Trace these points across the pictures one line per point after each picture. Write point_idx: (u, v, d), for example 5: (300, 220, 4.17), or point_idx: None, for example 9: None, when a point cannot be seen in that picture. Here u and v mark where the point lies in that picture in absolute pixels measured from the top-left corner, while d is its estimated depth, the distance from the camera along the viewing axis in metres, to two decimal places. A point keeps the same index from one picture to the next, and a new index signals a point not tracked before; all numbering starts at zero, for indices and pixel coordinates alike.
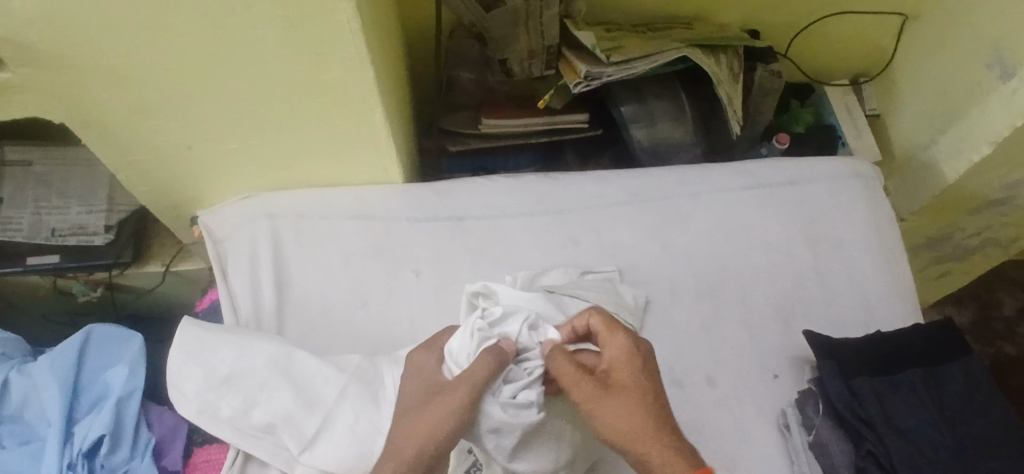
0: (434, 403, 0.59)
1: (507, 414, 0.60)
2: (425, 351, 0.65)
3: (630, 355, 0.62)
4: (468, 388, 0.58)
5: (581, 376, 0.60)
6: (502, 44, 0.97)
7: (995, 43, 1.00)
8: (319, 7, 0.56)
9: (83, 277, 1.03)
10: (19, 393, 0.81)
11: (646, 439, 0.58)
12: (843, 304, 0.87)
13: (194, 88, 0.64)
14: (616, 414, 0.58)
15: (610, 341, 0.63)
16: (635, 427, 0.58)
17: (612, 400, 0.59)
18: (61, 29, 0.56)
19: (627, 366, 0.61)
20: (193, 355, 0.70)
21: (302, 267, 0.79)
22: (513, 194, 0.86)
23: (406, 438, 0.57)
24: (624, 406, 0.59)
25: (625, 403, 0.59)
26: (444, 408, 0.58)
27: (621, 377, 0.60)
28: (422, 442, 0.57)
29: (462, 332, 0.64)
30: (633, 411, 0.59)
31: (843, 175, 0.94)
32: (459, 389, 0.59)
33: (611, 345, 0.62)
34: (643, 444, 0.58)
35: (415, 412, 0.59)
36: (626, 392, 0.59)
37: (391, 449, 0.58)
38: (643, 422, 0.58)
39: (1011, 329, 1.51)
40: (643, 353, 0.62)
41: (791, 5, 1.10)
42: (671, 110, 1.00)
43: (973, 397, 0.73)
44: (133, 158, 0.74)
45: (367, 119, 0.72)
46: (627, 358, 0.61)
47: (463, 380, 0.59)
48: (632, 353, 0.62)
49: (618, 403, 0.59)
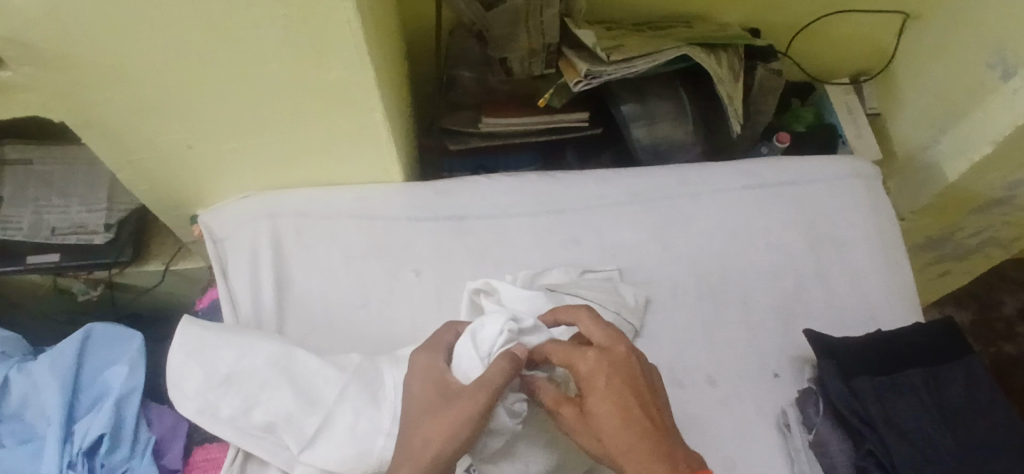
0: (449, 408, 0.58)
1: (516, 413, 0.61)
2: (431, 351, 0.63)
3: (598, 376, 0.60)
4: (485, 394, 0.57)
5: (555, 407, 0.60)
6: (503, 43, 0.97)
7: (997, 42, 1.00)
8: (320, 8, 0.56)
9: (83, 276, 1.03)
10: (20, 392, 0.81)
11: (627, 460, 0.57)
12: (844, 304, 0.87)
13: (195, 88, 0.64)
14: (594, 439, 0.58)
15: (577, 362, 0.61)
16: (616, 448, 0.58)
17: (588, 425, 0.59)
18: (61, 29, 0.56)
19: (598, 386, 0.59)
20: (193, 354, 0.70)
21: (303, 266, 0.79)
22: (514, 194, 0.86)
23: (426, 441, 0.58)
24: (599, 430, 0.58)
25: (603, 424, 0.58)
26: (456, 416, 0.57)
27: (593, 399, 0.59)
28: (442, 444, 0.57)
29: (492, 322, 0.63)
30: (608, 434, 0.58)
31: (845, 174, 0.94)
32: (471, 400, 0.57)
33: (577, 368, 0.61)
34: (630, 462, 0.57)
35: (430, 415, 0.59)
36: (600, 414, 0.59)
37: (410, 451, 0.58)
38: (621, 442, 0.58)
39: (1012, 329, 1.51)
40: (616, 368, 0.61)
41: (792, 4, 1.10)
42: (671, 109, 1.00)
43: (976, 397, 0.72)
44: (133, 157, 0.74)
45: (367, 118, 0.72)
46: (596, 379, 0.60)
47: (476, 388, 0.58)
48: (600, 372, 0.60)
49: (595, 426, 0.59)
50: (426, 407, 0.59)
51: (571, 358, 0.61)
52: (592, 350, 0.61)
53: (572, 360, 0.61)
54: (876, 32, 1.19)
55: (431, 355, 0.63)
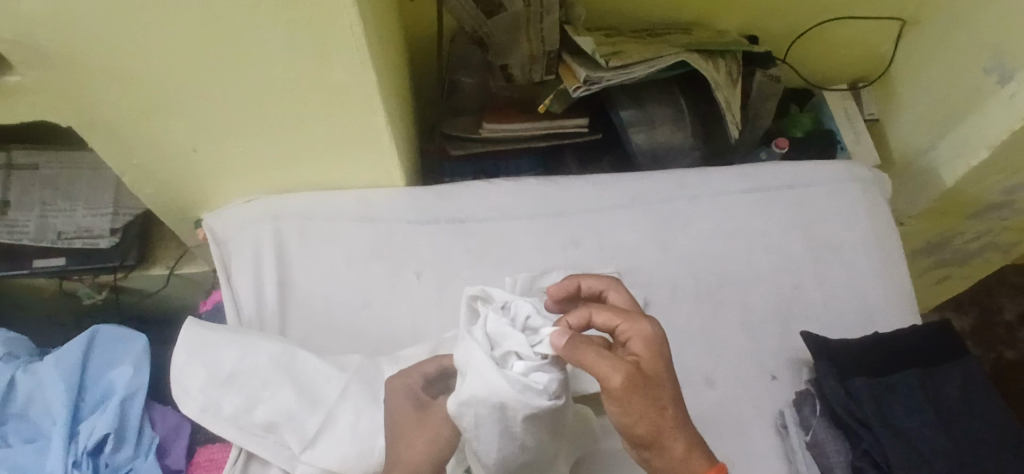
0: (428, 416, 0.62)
1: (519, 394, 0.55)
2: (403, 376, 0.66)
3: (661, 342, 0.58)
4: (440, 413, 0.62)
5: (621, 365, 0.54)
6: (504, 49, 0.99)
7: (994, 47, 1.01)
8: (322, 12, 0.57)
9: (88, 279, 1.04)
10: (27, 391, 0.82)
11: (675, 431, 0.56)
12: (843, 306, 0.87)
13: (199, 90, 0.66)
14: (651, 404, 0.55)
15: (632, 325, 0.58)
16: (664, 419, 0.56)
17: (649, 389, 0.55)
18: (70, 34, 0.58)
19: (662, 353, 0.57)
20: (197, 354, 0.71)
21: (305, 268, 0.80)
22: (514, 197, 0.87)
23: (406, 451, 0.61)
24: (661, 395, 0.56)
25: (658, 392, 0.56)
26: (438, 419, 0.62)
27: (654, 364, 0.56)
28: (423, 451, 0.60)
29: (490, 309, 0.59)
30: (668, 402, 0.56)
31: (842, 178, 0.95)
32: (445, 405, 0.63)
33: (637, 332, 0.57)
34: (669, 435, 0.56)
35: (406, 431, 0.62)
36: (661, 381, 0.56)
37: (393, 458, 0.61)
38: (675, 412, 0.56)
39: (1013, 334, 1.51)
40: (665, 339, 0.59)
41: (790, 10, 1.11)
42: (671, 115, 1.01)
43: (971, 398, 0.73)
44: (139, 161, 0.76)
45: (370, 121, 0.73)
46: (659, 345, 0.57)
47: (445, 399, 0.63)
48: (661, 340, 0.58)
49: (656, 392, 0.55)
50: (405, 416, 0.63)
51: (629, 323, 0.58)
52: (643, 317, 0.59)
53: (626, 325, 0.58)
54: (874, 38, 1.20)
55: (405, 378, 0.66)
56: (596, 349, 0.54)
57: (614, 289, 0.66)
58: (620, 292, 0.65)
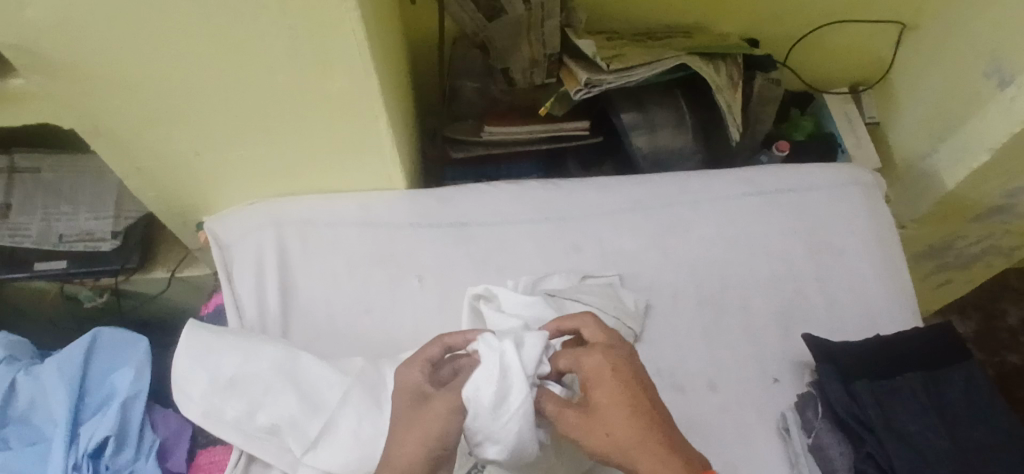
0: (427, 409, 0.58)
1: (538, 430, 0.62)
2: (408, 366, 0.62)
3: (602, 371, 0.60)
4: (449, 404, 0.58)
5: (556, 408, 0.59)
6: (506, 53, 1.00)
7: (994, 51, 1.01)
8: (324, 17, 0.57)
9: (90, 283, 1.04)
10: (28, 395, 0.82)
11: (636, 453, 0.56)
12: (844, 310, 0.87)
13: (201, 95, 0.66)
14: (595, 434, 0.57)
15: (584, 364, 0.61)
16: (619, 443, 0.57)
17: (591, 421, 0.58)
18: (75, 39, 0.58)
19: (605, 380, 0.59)
20: (199, 358, 0.71)
21: (307, 273, 0.80)
22: (516, 201, 0.87)
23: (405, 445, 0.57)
24: (608, 424, 0.57)
25: (604, 421, 0.58)
26: (435, 414, 0.58)
27: (597, 394, 0.59)
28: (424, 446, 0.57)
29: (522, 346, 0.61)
30: (615, 428, 0.57)
31: (843, 183, 0.95)
32: (445, 398, 0.59)
33: (583, 365, 0.61)
34: (632, 458, 0.56)
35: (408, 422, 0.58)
36: (604, 409, 0.58)
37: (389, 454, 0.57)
38: (631, 435, 0.57)
39: (1016, 339, 1.51)
40: (618, 365, 0.60)
41: (791, 14, 1.11)
42: (672, 119, 1.01)
43: (974, 402, 0.73)
44: (141, 165, 0.76)
45: (371, 126, 0.73)
46: (602, 374, 0.60)
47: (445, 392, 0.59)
48: (606, 368, 0.60)
49: (599, 421, 0.58)
50: (404, 412, 0.59)
51: (575, 359, 0.62)
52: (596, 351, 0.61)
53: (577, 365, 0.61)
54: (874, 42, 1.20)
55: (410, 370, 0.62)
56: (543, 398, 0.60)
57: (588, 326, 0.65)
58: (593, 328, 0.65)
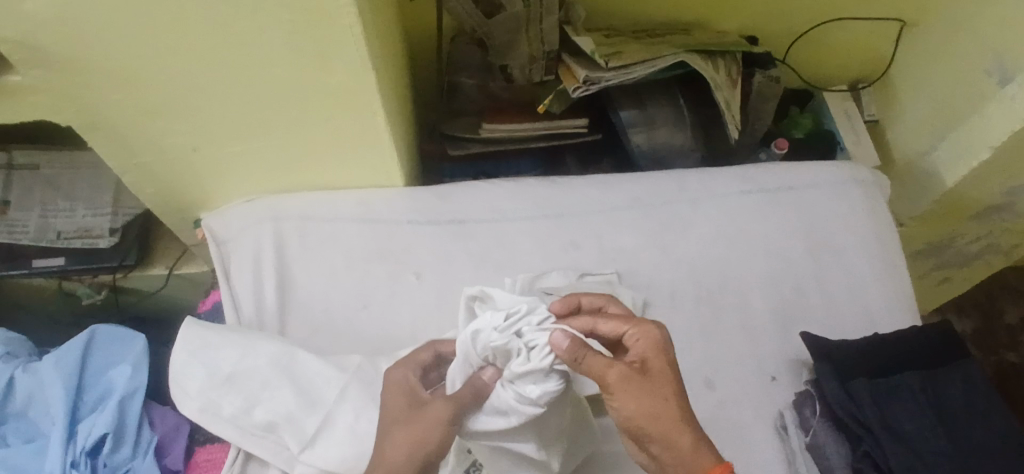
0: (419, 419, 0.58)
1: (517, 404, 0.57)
2: (403, 367, 0.64)
3: (663, 340, 0.59)
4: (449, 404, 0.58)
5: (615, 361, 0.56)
6: (505, 49, 0.99)
7: (994, 49, 1.01)
8: (323, 12, 0.57)
9: (88, 280, 1.04)
10: (25, 392, 0.82)
11: (684, 426, 0.56)
12: (842, 307, 0.87)
13: (199, 90, 0.65)
14: (651, 397, 0.56)
15: (639, 329, 0.59)
16: (669, 412, 0.56)
17: (649, 385, 0.56)
18: (71, 33, 0.58)
19: (661, 351, 0.58)
20: (197, 354, 0.71)
21: (305, 268, 0.80)
22: (514, 199, 0.87)
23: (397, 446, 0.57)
24: (662, 390, 0.56)
25: (660, 389, 0.56)
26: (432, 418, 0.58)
27: (657, 361, 0.57)
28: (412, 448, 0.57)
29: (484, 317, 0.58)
30: (670, 397, 0.57)
31: (842, 180, 0.95)
32: (442, 408, 0.58)
33: (646, 334, 0.59)
34: (675, 429, 0.56)
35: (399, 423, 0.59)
36: (663, 376, 0.57)
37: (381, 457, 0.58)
38: (680, 407, 0.56)
39: (1014, 338, 1.51)
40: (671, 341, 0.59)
41: (791, 11, 1.11)
42: (671, 117, 1.01)
43: (972, 399, 0.73)
44: (139, 161, 0.76)
45: (368, 121, 0.72)
46: (663, 344, 0.58)
47: (444, 399, 0.59)
48: (667, 341, 0.59)
49: (655, 386, 0.56)
50: (396, 415, 0.60)
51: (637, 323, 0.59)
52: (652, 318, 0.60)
53: (631, 329, 0.60)
54: (874, 40, 1.19)
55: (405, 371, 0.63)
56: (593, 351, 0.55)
57: (613, 304, 0.66)
58: (620, 306, 0.66)
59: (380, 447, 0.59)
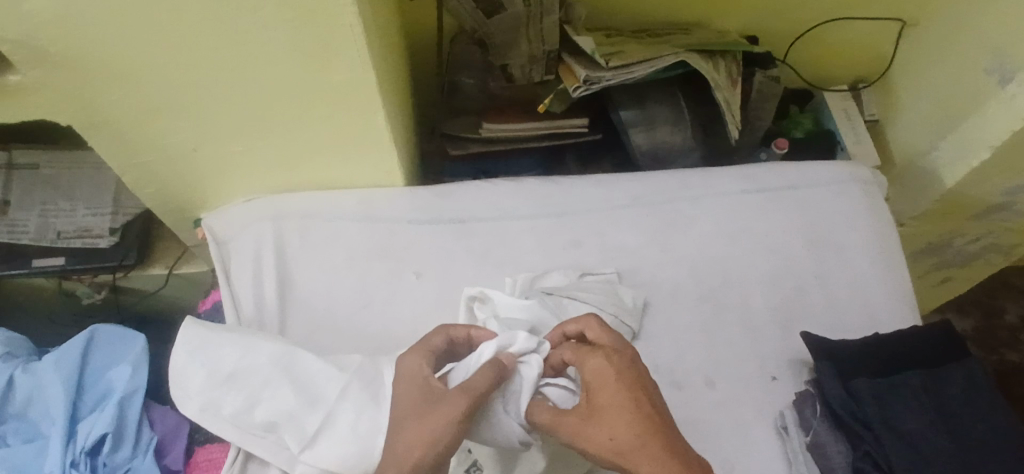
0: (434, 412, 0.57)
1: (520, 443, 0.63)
2: (417, 355, 0.63)
3: (600, 372, 0.60)
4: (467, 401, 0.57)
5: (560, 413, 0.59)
6: (505, 49, 0.99)
7: (994, 49, 1.01)
8: (322, 10, 0.57)
9: (88, 279, 1.04)
10: (25, 392, 0.82)
11: (638, 456, 0.55)
12: (843, 306, 0.87)
13: (198, 90, 0.65)
14: (598, 438, 0.56)
15: (585, 366, 0.61)
16: (619, 448, 0.55)
17: (594, 425, 0.57)
18: (72, 32, 0.58)
19: (605, 386, 0.59)
20: (196, 353, 0.71)
21: (305, 266, 0.80)
22: (514, 198, 0.87)
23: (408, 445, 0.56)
24: (608, 429, 0.56)
25: (607, 427, 0.56)
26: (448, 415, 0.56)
27: (599, 395, 0.58)
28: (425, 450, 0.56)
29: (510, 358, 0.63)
30: (617, 432, 0.56)
31: (843, 179, 0.95)
32: (458, 400, 0.57)
33: (586, 366, 0.61)
34: (631, 461, 0.55)
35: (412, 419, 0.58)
36: (605, 414, 0.57)
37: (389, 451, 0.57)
38: (630, 438, 0.55)
39: (1014, 337, 1.51)
40: (619, 372, 0.59)
41: (791, 10, 1.11)
42: (671, 116, 1.01)
43: (973, 399, 0.73)
44: (139, 160, 0.76)
45: (368, 121, 0.72)
46: (602, 375, 0.60)
47: (460, 391, 0.58)
48: (609, 375, 0.59)
49: (600, 425, 0.57)
50: (408, 410, 0.59)
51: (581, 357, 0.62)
52: (599, 352, 0.61)
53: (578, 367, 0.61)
54: (874, 39, 1.20)
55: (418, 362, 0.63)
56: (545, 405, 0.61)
57: (590, 326, 0.65)
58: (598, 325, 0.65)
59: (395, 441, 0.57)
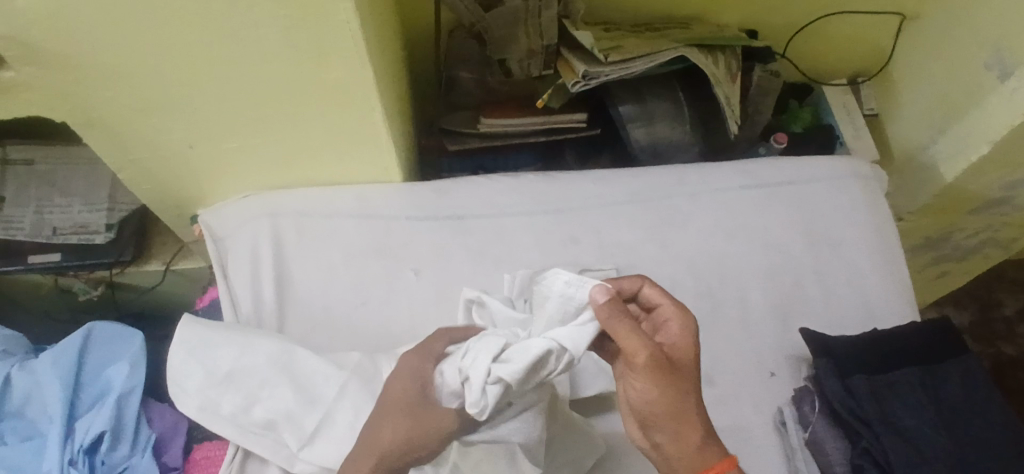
0: (419, 414, 0.56)
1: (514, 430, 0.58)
2: (419, 355, 0.60)
3: (690, 332, 0.60)
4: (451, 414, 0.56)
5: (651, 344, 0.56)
6: (503, 44, 0.98)
7: (994, 43, 1.01)
8: (322, 7, 0.57)
9: (84, 275, 1.04)
10: (21, 391, 0.82)
11: (693, 419, 0.58)
12: (842, 302, 0.87)
13: (193, 86, 0.65)
14: (674, 386, 0.57)
15: (676, 314, 0.61)
16: (683, 406, 0.57)
17: (673, 377, 0.57)
18: (65, 30, 0.57)
19: (689, 345, 0.60)
20: (194, 353, 0.71)
21: (302, 265, 0.80)
22: (513, 194, 0.87)
23: (388, 434, 0.56)
24: (685, 385, 0.58)
25: (683, 382, 0.58)
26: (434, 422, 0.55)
27: (682, 353, 0.60)
28: (399, 444, 0.55)
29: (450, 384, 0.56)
30: (689, 390, 0.58)
31: (842, 174, 0.94)
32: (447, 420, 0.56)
33: (678, 320, 0.61)
34: (685, 423, 0.58)
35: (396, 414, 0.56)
36: (684, 371, 0.59)
37: (370, 437, 0.56)
38: (695, 402, 0.58)
39: (1011, 329, 1.52)
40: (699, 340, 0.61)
41: (792, 4, 1.11)
42: (671, 111, 1.01)
43: (972, 395, 0.73)
44: (134, 157, 0.75)
45: (366, 117, 0.72)
46: (691, 337, 0.60)
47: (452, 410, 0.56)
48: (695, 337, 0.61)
49: (678, 378, 0.58)
50: (393, 405, 0.57)
51: (672, 308, 0.62)
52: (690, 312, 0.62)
53: (671, 311, 0.62)
54: (874, 34, 1.19)
55: (423, 360, 0.59)
56: (631, 324, 0.55)
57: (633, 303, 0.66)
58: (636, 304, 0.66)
59: (371, 431, 0.57)
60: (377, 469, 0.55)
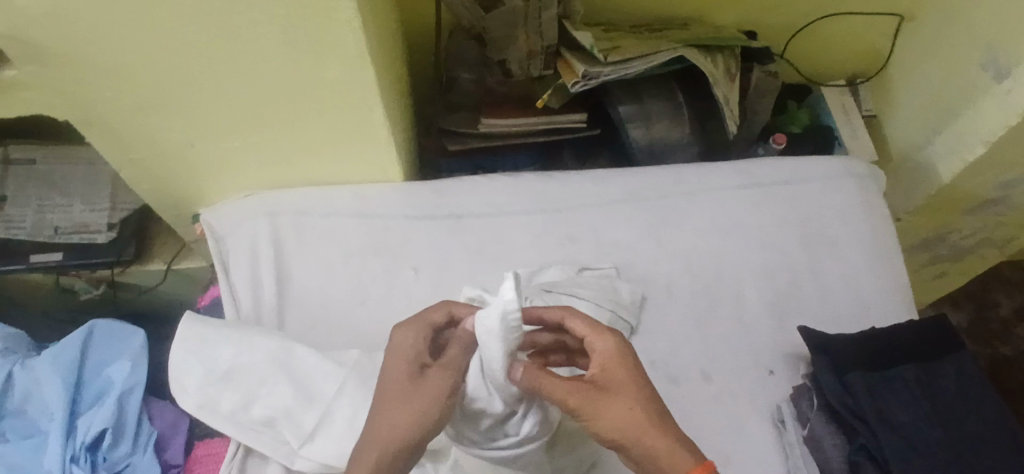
0: (417, 391, 0.56)
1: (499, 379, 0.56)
2: (407, 328, 0.60)
3: (616, 356, 0.57)
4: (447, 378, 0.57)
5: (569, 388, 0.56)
6: (502, 44, 0.99)
7: (990, 45, 1.01)
8: (321, 6, 0.57)
9: (85, 275, 1.04)
10: (22, 388, 0.82)
11: (651, 432, 0.55)
12: (840, 300, 0.88)
13: (194, 86, 0.65)
14: (618, 410, 0.56)
15: (597, 340, 0.58)
16: (634, 425, 0.55)
17: (611, 404, 0.56)
18: (69, 28, 0.58)
19: (617, 365, 0.57)
20: (195, 349, 0.71)
21: (302, 263, 0.80)
22: (511, 192, 0.87)
23: (390, 418, 0.56)
24: (626, 402, 0.56)
25: (622, 405, 0.56)
26: (433, 389, 0.56)
27: (613, 373, 0.57)
28: (404, 427, 0.55)
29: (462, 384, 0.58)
30: (634, 404, 0.56)
31: (840, 175, 0.95)
32: (441, 378, 0.57)
33: (600, 345, 0.58)
34: (648, 438, 0.55)
35: (396, 396, 0.56)
36: (621, 391, 0.56)
37: (374, 425, 0.56)
38: (647, 412, 0.56)
39: (1009, 330, 1.52)
40: (631, 351, 0.58)
41: (789, 5, 1.11)
42: (669, 111, 1.01)
43: (967, 393, 0.73)
44: (137, 156, 0.76)
45: (365, 117, 0.72)
46: (619, 354, 0.57)
47: (441, 368, 0.57)
48: (623, 352, 0.58)
49: (618, 400, 0.56)
50: (392, 386, 0.57)
51: (589, 333, 0.58)
52: (610, 330, 0.59)
53: (592, 338, 0.58)
54: (872, 35, 1.20)
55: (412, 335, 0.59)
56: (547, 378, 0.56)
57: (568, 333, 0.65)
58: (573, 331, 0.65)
59: (373, 421, 0.57)
60: (392, 453, 0.55)
